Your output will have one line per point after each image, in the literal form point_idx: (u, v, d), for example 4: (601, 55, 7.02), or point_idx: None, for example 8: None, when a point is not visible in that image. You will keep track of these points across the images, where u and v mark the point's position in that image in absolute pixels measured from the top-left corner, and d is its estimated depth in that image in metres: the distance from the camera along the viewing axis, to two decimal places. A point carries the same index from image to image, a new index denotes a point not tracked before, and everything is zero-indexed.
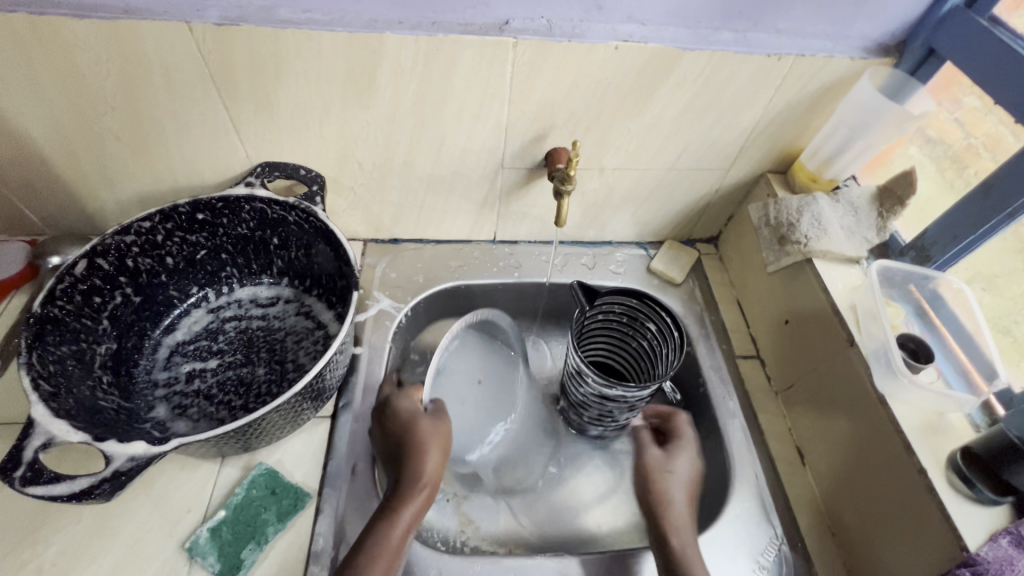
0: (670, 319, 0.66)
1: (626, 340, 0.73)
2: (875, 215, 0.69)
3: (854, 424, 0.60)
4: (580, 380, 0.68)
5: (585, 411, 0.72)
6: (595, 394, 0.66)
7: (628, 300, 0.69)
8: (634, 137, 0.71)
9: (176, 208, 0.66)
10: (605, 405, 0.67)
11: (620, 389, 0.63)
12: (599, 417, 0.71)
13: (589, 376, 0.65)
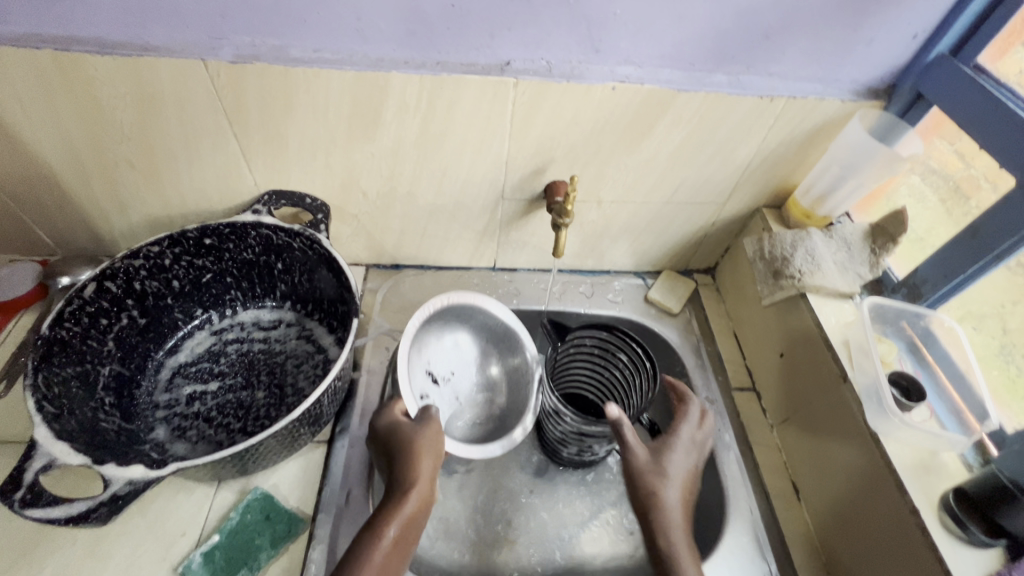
0: (641, 349, 0.66)
1: (600, 371, 0.74)
2: (868, 251, 0.70)
3: (847, 461, 0.60)
4: (556, 418, 0.68)
5: (564, 448, 0.71)
6: (573, 432, 0.66)
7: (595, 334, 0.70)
8: (632, 172, 0.73)
9: (184, 233, 0.68)
10: (583, 441, 0.66)
11: (594, 426, 0.63)
12: (578, 453, 0.71)
13: (564, 413, 0.65)
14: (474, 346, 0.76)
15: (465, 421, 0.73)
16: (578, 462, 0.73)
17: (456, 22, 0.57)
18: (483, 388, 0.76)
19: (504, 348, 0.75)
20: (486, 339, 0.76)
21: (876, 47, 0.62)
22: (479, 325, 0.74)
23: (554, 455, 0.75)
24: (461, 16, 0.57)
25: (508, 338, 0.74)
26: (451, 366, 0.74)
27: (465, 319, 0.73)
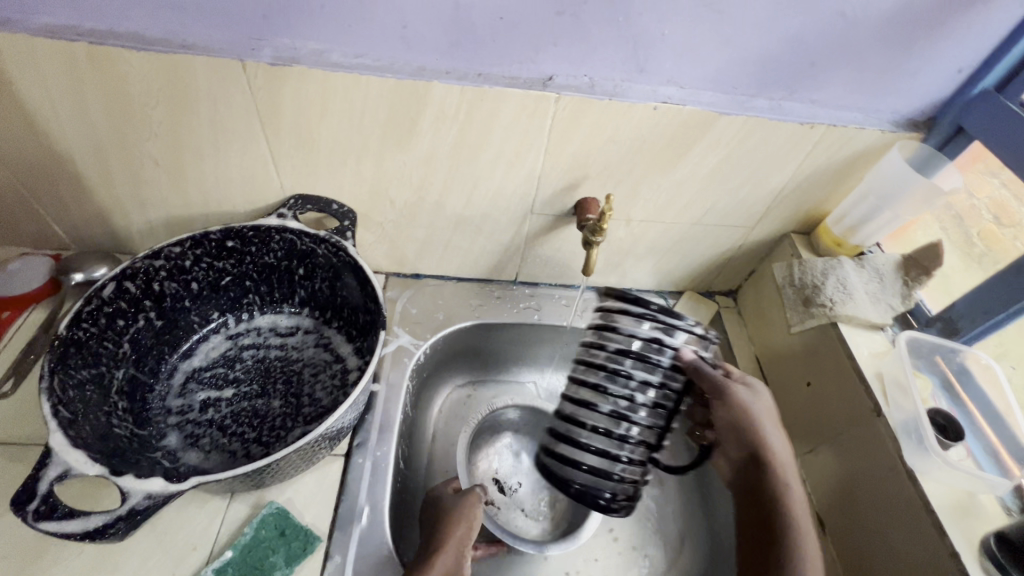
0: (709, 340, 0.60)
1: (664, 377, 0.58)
2: (900, 283, 0.70)
3: (881, 497, 0.59)
4: (595, 351, 0.60)
5: (600, 405, 0.59)
6: (605, 384, 0.59)
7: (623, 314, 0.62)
8: (664, 192, 0.72)
9: (208, 235, 0.66)
10: (627, 376, 0.58)
11: (653, 328, 0.57)
12: (615, 414, 0.59)
13: (618, 321, 0.58)
14: (525, 443, 0.84)
15: (539, 513, 0.79)
16: (603, 446, 0.60)
17: (503, 34, 0.56)
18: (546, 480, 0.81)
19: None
20: (534, 433, 0.84)
21: (919, 80, 0.61)
22: (521, 422, 0.84)
23: (575, 434, 0.62)
24: (509, 29, 0.56)
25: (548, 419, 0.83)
26: (514, 473, 0.81)
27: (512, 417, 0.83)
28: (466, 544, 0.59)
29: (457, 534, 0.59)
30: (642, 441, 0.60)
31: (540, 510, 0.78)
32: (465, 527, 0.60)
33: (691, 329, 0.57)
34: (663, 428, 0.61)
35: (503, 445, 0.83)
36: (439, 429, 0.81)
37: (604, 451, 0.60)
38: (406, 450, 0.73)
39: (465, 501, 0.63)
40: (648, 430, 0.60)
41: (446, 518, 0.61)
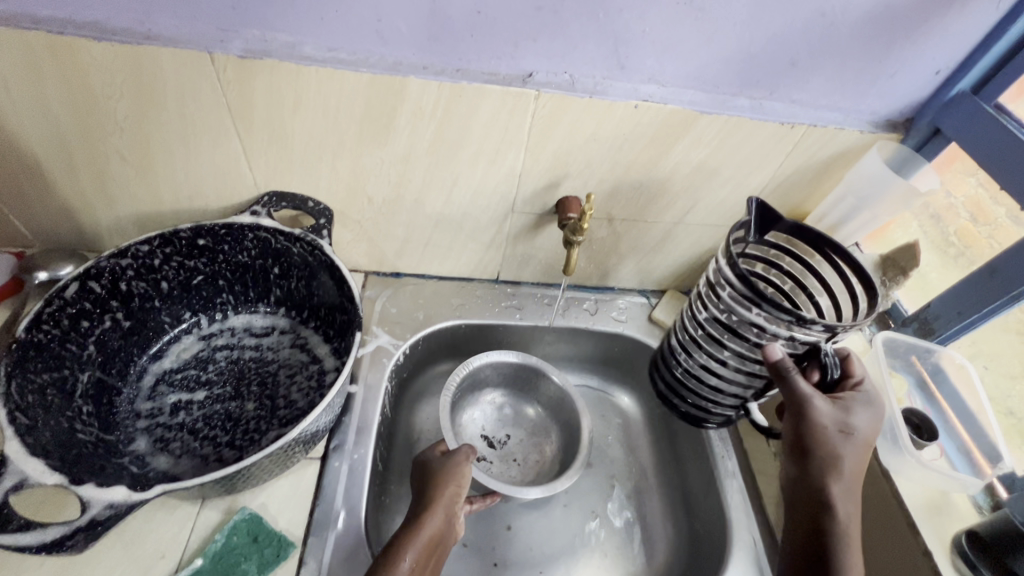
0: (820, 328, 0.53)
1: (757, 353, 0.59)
2: (878, 283, 0.70)
3: (856, 496, 0.59)
4: (703, 306, 0.63)
5: (696, 353, 0.66)
6: (700, 339, 0.64)
7: (802, 255, 0.65)
8: (646, 191, 0.72)
9: (177, 233, 0.64)
10: (725, 341, 0.61)
11: (762, 315, 0.55)
12: (706, 365, 0.65)
13: (721, 289, 0.59)
14: (508, 395, 0.83)
15: (527, 464, 0.78)
16: (693, 388, 0.69)
17: (481, 29, 0.55)
18: (534, 431, 0.81)
19: (537, 387, 0.81)
20: (516, 387, 0.83)
21: (898, 81, 0.61)
22: (501, 376, 0.82)
23: (676, 373, 0.71)
24: (487, 24, 0.54)
25: (530, 374, 0.81)
26: (498, 427, 0.81)
27: (492, 374, 0.81)
28: (456, 505, 0.58)
29: (447, 496, 0.58)
30: (741, 394, 0.65)
31: (527, 461, 0.78)
32: (454, 487, 0.59)
33: (804, 328, 0.53)
34: (763, 388, 0.63)
35: (485, 400, 0.82)
36: (428, 420, 0.81)
37: (692, 392, 0.69)
38: (385, 452, 0.72)
39: (455, 462, 0.61)
40: (751, 387, 0.64)
41: (435, 479, 0.60)
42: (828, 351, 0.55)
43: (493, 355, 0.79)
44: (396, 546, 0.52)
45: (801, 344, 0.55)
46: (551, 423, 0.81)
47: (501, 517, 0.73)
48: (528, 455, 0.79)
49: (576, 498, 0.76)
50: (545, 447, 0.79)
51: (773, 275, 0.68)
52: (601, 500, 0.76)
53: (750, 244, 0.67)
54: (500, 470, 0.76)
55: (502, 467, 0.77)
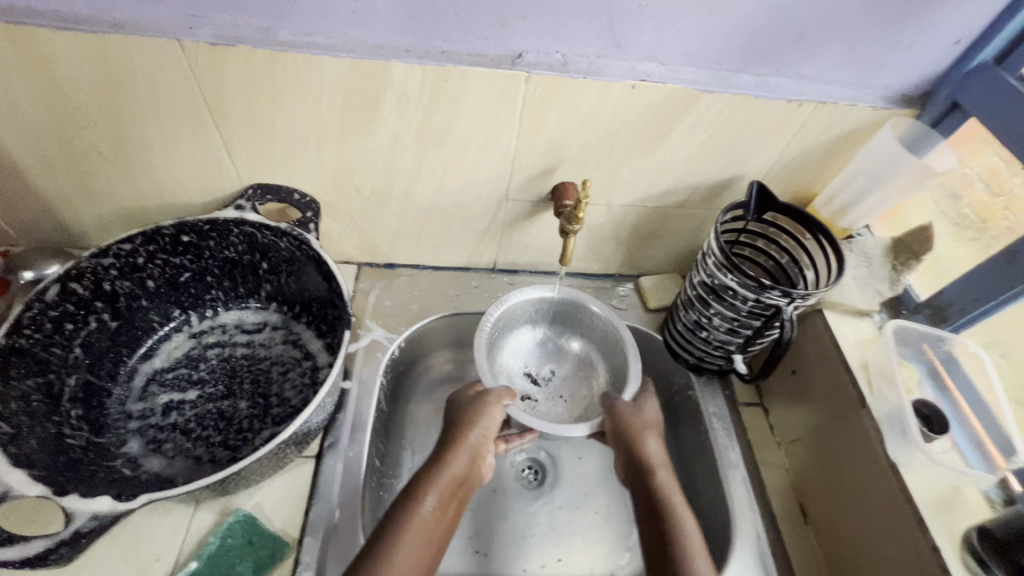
0: (783, 293, 0.57)
1: (734, 314, 0.64)
2: (889, 267, 0.67)
3: (863, 489, 0.58)
4: (697, 271, 0.68)
5: (687, 312, 0.71)
6: (692, 300, 0.69)
7: (796, 232, 0.67)
8: (645, 176, 0.68)
9: (160, 230, 0.62)
10: (709, 301, 0.66)
11: (735, 281, 0.61)
12: (697, 321, 0.69)
13: (708, 255, 0.65)
14: (550, 329, 0.79)
15: (574, 403, 0.76)
16: (683, 343, 0.74)
17: (466, 7, 0.51)
18: (579, 365, 0.79)
19: (581, 320, 0.77)
20: (557, 319, 0.78)
21: (914, 51, 0.57)
22: (537, 312, 0.77)
23: (672, 328, 0.76)
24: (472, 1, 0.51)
25: (570, 308, 0.76)
26: (542, 363, 0.79)
27: (531, 310, 0.76)
28: (480, 448, 0.61)
29: (471, 438, 0.61)
30: (726, 347, 0.69)
31: (574, 398, 0.77)
32: (478, 429, 0.62)
33: (767, 292, 0.58)
34: (745, 344, 0.67)
35: (528, 336, 0.79)
36: (433, 408, 0.79)
37: (684, 348, 0.74)
38: (382, 448, 0.71)
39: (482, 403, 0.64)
40: (734, 342, 0.68)
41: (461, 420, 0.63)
42: (788, 314, 0.60)
43: (528, 293, 0.73)
44: (421, 487, 0.57)
45: (765, 306, 0.60)
46: (595, 354, 0.77)
47: (499, 509, 0.72)
48: (575, 392, 0.77)
49: (577, 489, 0.74)
50: (591, 382, 0.77)
51: (773, 249, 0.70)
52: (601, 491, 0.74)
53: (750, 222, 0.69)
54: (547, 406, 0.76)
55: (550, 404, 0.76)
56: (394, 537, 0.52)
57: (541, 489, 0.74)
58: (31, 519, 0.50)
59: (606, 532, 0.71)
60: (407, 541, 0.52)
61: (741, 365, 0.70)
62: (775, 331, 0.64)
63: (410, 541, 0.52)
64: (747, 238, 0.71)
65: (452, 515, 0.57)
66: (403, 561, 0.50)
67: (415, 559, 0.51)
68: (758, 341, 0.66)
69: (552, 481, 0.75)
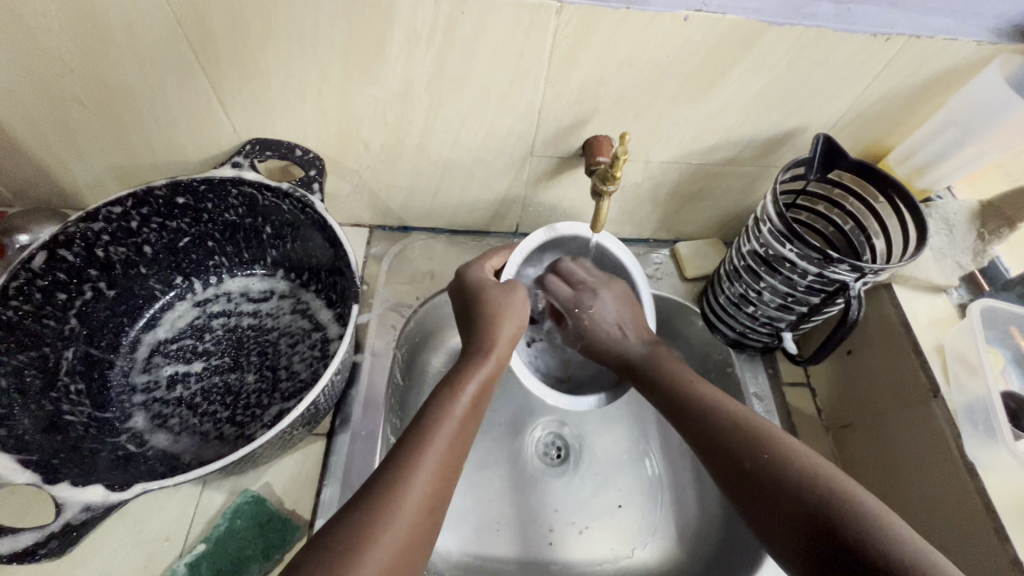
0: (852, 266, 0.49)
1: (790, 289, 0.56)
2: (974, 236, 0.59)
3: (934, 487, 0.52)
4: (747, 238, 0.60)
5: (732, 285, 0.63)
6: (740, 272, 0.62)
7: (865, 194, 0.58)
8: (690, 128, 0.60)
9: (152, 191, 0.57)
10: (760, 274, 0.58)
11: (794, 252, 0.53)
12: (743, 295, 0.62)
13: (761, 223, 0.57)
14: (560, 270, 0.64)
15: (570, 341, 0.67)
16: (726, 319, 0.66)
17: None
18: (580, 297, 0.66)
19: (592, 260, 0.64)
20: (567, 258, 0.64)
21: None
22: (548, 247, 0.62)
23: (712, 302, 0.68)
24: None
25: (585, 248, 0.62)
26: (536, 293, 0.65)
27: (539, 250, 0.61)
28: (509, 346, 0.54)
29: (503, 335, 0.53)
30: (774, 324, 0.62)
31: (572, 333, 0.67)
32: (511, 325, 0.54)
33: (833, 266, 0.50)
34: (797, 321, 0.60)
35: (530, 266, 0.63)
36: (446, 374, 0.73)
37: (726, 324, 0.67)
38: (399, 423, 0.66)
39: (514, 296, 0.56)
40: (785, 319, 0.61)
41: (490, 316, 0.54)
42: (855, 291, 0.52)
43: (546, 232, 0.60)
44: (451, 388, 0.50)
45: (828, 281, 0.53)
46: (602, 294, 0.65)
47: (517, 488, 0.67)
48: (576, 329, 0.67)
49: (605, 470, 0.69)
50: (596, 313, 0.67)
51: (835, 215, 0.62)
52: (629, 473, 0.69)
53: (811, 182, 0.60)
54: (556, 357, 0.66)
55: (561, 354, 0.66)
56: (418, 446, 0.45)
57: (564, 468, 0.69)
58: (28, 510, 0.50)
59: (626, 516, 0.66)
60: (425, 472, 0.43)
61: (791, 345, 0.62)
62: (836, 308, 0.56)
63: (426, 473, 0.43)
64: (805, 200, 0.63)
65: (478, 416, 0.51)
66: (422, 494, 0.42)
67: (443, 472, 0.44)
68: (813, 318, 0.59)
69: (576, 458, 0.69)
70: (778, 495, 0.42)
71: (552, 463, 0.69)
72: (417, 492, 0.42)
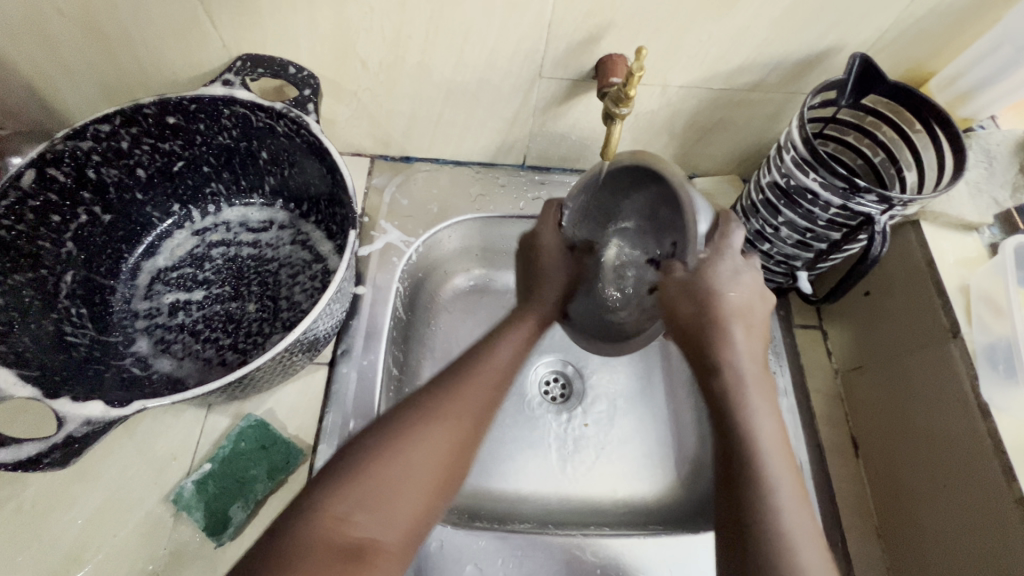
0: (880, 196, 0.46)
1: (809, 223, 0.53)
2: (1014, 170, 0.57)
3: (942, 428, 0.51)
4: (768, 169, 0.56)
5: (751, 221, 0.60)
6: (758, 207, 0.58)
7: (900, 122, 0.54)
8: (714, 46, 0.55)
9: (140, 109, 0.54)
10: (779, 208, 0.55)
11: (818, 182, 0.49)
12: (759, 232, 0.59)
13: (785, 152, 0.53)
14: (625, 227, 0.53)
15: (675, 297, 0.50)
16: None
17: None
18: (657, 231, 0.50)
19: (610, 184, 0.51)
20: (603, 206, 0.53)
21: None
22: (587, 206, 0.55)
23: None
24: None
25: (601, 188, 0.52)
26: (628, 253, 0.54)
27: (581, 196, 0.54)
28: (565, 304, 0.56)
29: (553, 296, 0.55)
30: (790, 263, 0.60)
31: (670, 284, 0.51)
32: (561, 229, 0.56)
33: (859, 196, 0.47)
34: (814, 259, 0.58)
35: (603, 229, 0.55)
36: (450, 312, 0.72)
37: None
38: (402, 356, 0.66)
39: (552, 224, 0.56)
40: (801, 257, 0.58)
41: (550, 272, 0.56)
42: (880, 225, 0.49)
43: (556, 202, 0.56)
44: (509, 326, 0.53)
45: (852, 214, 0.49)
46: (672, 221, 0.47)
47: (519, 422, 0.67)
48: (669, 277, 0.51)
49: (607, 409, 0.69)
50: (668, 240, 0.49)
51: (865, 145, 0.58)
52: (630, 411, 0.69)
53: (842, 109, 0.56)
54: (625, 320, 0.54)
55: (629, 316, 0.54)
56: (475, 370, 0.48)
57: (567, 407, 0.68)
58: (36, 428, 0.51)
59: (626, 451, 0.67)
60: (472, 394, 0.45)
61: (806, 284, 0.60)
62: (860, 243, 0.53)
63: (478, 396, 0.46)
64: (834, 130, 0.58)
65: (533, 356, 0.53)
66: (465, 411, 0.44)
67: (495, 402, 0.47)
68: (834, 255, 0.56)
69: (578, 396, 0.69)
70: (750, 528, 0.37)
71: (554, 400, 0.69)
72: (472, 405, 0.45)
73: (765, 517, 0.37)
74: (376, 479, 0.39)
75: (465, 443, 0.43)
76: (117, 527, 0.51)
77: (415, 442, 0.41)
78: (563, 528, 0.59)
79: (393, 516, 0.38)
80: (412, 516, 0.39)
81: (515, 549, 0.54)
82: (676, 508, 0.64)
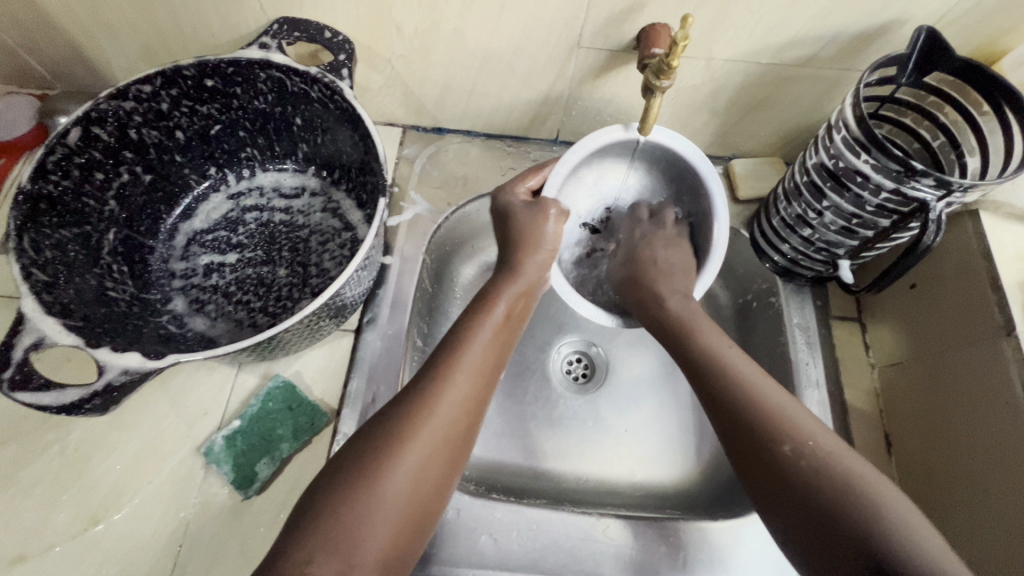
0: (939, 181, 0.43)
1: (858, 207, 0.50)
2: None
3: (987, 430, 0.48)
4: (815, 150, 0.53)
5: (793, 203, 0.57)
6: (802, 189, 0.56)
7: (966, 103, 0.50)
8: (766, 16, 0.51)
9: (179, 71, 0.54)
10: (826, 190, 0.52)
11: (870, 164, 0.47)
12: (801, 216, 0.57)
13: (837, 129, 0.50)
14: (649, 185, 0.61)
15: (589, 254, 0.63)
16: (777, 241, 0.61)
17: None
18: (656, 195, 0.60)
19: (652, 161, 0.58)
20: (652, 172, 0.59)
21: None
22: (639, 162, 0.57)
23: (762, 223, 0.63)
24: None
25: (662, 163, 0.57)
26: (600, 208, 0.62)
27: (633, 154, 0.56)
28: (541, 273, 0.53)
29: (536, 260, 0.52)
30: (831, 251, 0.57)
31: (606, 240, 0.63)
32: (557, 227, 0.53)
33: (914, 180, 0.44)
34: (858, 247, 0.55)
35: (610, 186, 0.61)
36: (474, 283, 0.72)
37: (773, 244, 0.62)
38: (426, 328, 0.66)
39: (546, 220, 0.53)
40: (845, 245, 0.55)
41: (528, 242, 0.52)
42: (935, 212, 0.46)
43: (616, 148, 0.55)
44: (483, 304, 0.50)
45: (904, 200, 0.47)
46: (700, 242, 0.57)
47: (539, 400, 0.67)
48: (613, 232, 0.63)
49: (630, 392, 0.68)
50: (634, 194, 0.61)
51: (924, 128, 0.54)
52: (653, 394, 0.68)
53: (902, 87, 0.52)
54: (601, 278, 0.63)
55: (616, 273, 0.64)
56: (455, 353, 0.45)
57: (589, 388, 0.68)
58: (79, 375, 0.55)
59: (646, 435, 0.66)
60: (446, 415, 0.42)
61: (848, 274, 0.58)
62: (913, 230, 0.50)
63: (457, 387, 0.43)
64: (890, 110, 0.55)
65: (513, 331, 0.51)
66: (439, 431, 0.41)
67: (478, 387, 0.44)
68: (882, 242, 0.53)
69: (601, 377, 0.69)
70: (805, 492, 0.38)
71: (575, 379, 0.69)
72: (452, 396, 0.43)
73: (815, 468, 0.39)
74: (348, 497, 0.36)
75: (437, 471, 0.40)
76: (152, 475, 0.53)
77: (384, 471, 0.38)
78: (579, 507, 0.59)
79: (361, 551, 0.35)
80: (385, 551, 0.36)
81: (531, 524, 0.55)
82: (694, 494, 0.63)
